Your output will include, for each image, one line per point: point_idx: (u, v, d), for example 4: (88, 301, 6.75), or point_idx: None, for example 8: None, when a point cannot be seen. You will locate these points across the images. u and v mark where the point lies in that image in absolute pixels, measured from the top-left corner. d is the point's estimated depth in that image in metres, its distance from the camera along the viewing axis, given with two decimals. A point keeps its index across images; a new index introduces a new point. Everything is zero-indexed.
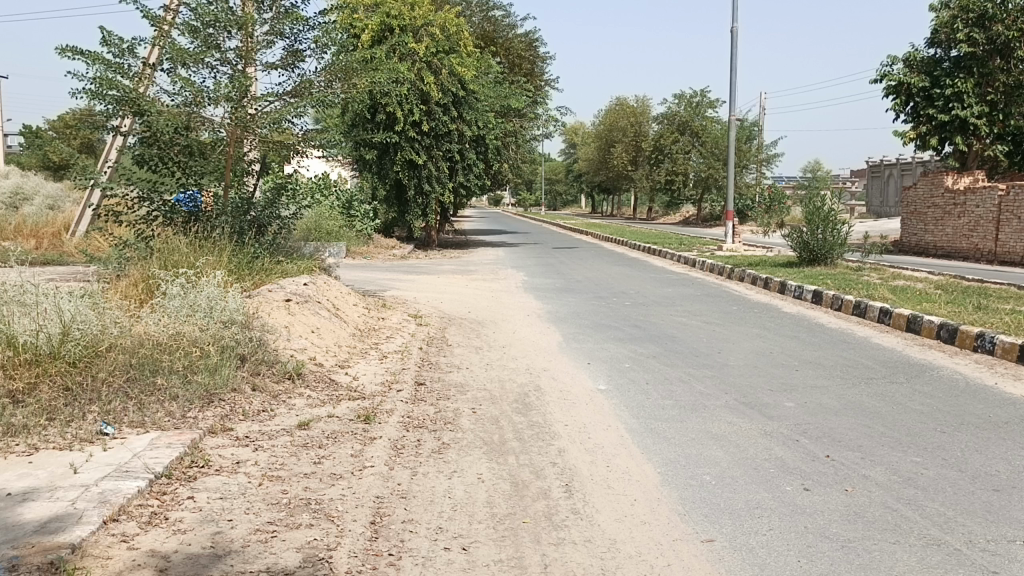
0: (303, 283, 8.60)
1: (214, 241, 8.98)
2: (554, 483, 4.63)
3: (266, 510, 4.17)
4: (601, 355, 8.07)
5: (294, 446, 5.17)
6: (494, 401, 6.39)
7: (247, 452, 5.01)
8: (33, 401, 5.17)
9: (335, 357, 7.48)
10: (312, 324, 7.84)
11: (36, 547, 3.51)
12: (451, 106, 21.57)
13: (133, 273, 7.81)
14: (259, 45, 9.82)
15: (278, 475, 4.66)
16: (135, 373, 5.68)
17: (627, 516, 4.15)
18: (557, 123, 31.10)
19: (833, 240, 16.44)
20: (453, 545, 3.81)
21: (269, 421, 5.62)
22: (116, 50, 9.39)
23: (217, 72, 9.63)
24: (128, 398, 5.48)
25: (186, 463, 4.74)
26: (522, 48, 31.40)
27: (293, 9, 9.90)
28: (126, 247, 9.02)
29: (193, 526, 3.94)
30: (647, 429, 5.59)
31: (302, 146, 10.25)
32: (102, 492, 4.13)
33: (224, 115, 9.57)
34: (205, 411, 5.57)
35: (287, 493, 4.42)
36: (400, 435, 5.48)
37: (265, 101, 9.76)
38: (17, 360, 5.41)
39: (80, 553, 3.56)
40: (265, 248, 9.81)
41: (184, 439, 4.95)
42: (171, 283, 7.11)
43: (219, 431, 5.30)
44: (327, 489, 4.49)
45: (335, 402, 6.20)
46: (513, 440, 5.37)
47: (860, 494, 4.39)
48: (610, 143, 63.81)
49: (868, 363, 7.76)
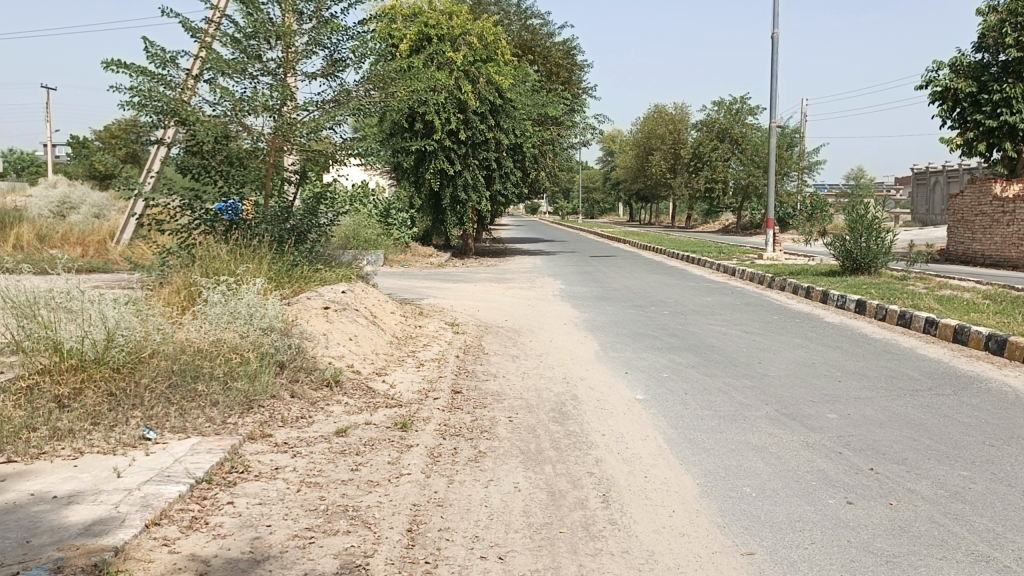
0: (341, 292, 8.67)
1: (254, 249, 9.08)
2: (591, 492, 4.59)
3: (304, 516, 4.20)
4: (639, 364, 8.00)
5: (332, 452, 5.21)
6: (530, 409, 6.36)
7: (285, 458, 5.06)
8: (78, 406, 5.27)
9: (372, 364, 7.52)
10: (350, 332, 7.89)
11: (79, 549, 3.57)
12: (488, 115, 21.64)
13: (175, 280, 7.93)
14: (299, 55, 9.94)
15: (316, 482, 4.69)
16: (177, 379, 5.76)
17: (665, 527, 4.10)
18: (595, 130, 31.05)
19: (878, 249, 16.14)
20: (490, 553, 3.79)
21: (307, 428, 5.66)
22: (159, 61, 9.57)
23: (258, 82, 9.77)
24: (170, 404, 5.56)
25: (226, 468, 4.79)
26: (560, 56, 31.44)
27: (332, 19, 10.00)
28: (168, 255, 9.16)
29: (233, 531, 3.98)
30: (686, 440, 5.53)
31: (341, 154, 10.34)
32: (144, 497, 4.20)
33: (265, 125, 9.70)
34: (245, 417, 5.65)
35: (325, 499, 4.44)
36: (437, 443, 5.49)
37: (304, 110, 9.87)
38: (62, 365, 5.53)
39: (122, 556, 3.61)
40: (304, 256, 9.91)
41: (224, 444, 5.01)
42: (213, 291, 7.19)
43: (258, 437, 5.35)
44: (365, 496, 4.51)
45: (372, 410, 6.23)
46: (550, 449, 5.35)
47: (905, 508, 4.28)
48: (649, 150, 63.42)
49: (914, 374, 7.58)
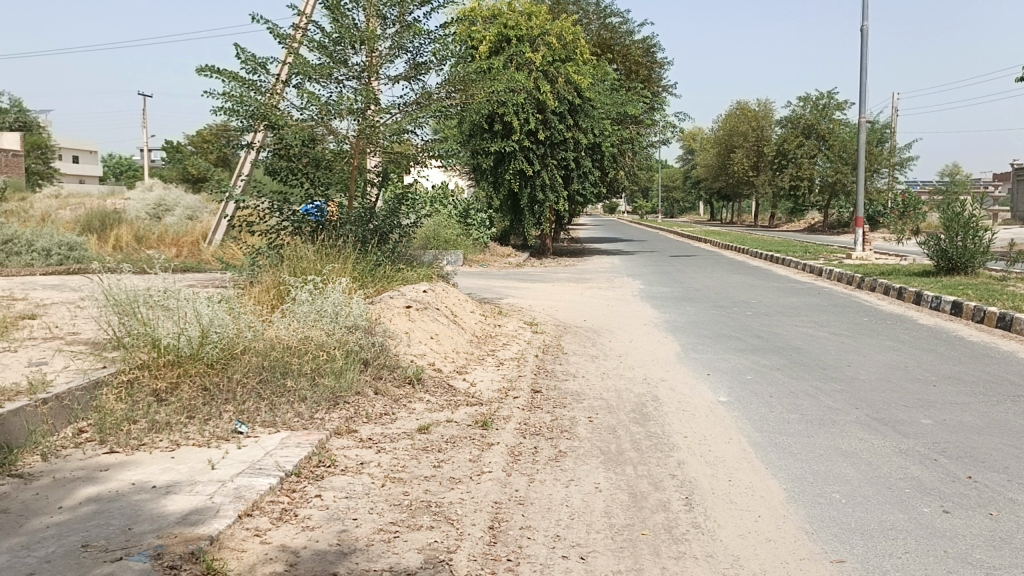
0: (423, 291, 8.81)
1: (339, 250, 9.31)
2: (673, 495, 4.54)
3: (388, 510, 4.28)
4: (721, 366, 7.86)
5: (415, 448, 5.29)
6: (611, 410, 6.33)
7: (370, 454, 5.17)
8: (176, 400, 5.50)
9: (453, 363, 7.61)
10: (431, 330, 8.01)
11: (178, 537, 3.73)
12: (567, 114, 21.62)
13: (265, 279, 8.19)
14: (383, 59, 10.14)
15: (400, 477, 4.78)
16: (267, 375, 5.95)
17: (750, 532, 4.03)
18: (676, 128, 30.65)
19: (975, 248, 15.44)
20: (571, 553, 3.79)
21: (390, 424, 5.77)
22: (250, 67, 9.90)
23: (343, 86, 10.01)
24: (260, 399, 5.74)
25: (314, 462, 4.93)
26: (639, 54, 31.16)
27: (415, 22, 10.16)
28: (258, 255, 9.47)
29: (321, 524, 4.09)
30: (771, 443, 5.41)
31: (422, 156, 10.49)
32: (237, 488, 4.35)
33: (349, 128, 9.92)
34: (331, 413, 5.80)
35: (408, 494, 4.52)
36: (517, 442, 5.52)
37: (386, 113, 10.05)
38: (160, 361, 5.75)
39: (217, 545, 3.75)
40: (386, 256, 10.10)
41: (312, 439, 5.16)
42: (300, 289, 7.40)
43: (344, 432, 5.48)
44: (447, 492, 4.57)
45: (453, 408, 6.31)
46: (631, 451, 5.31)
47: (1007, 519, 4.08)
48: (731, 148, 62.23)
49: (1015, 379, 7.23)
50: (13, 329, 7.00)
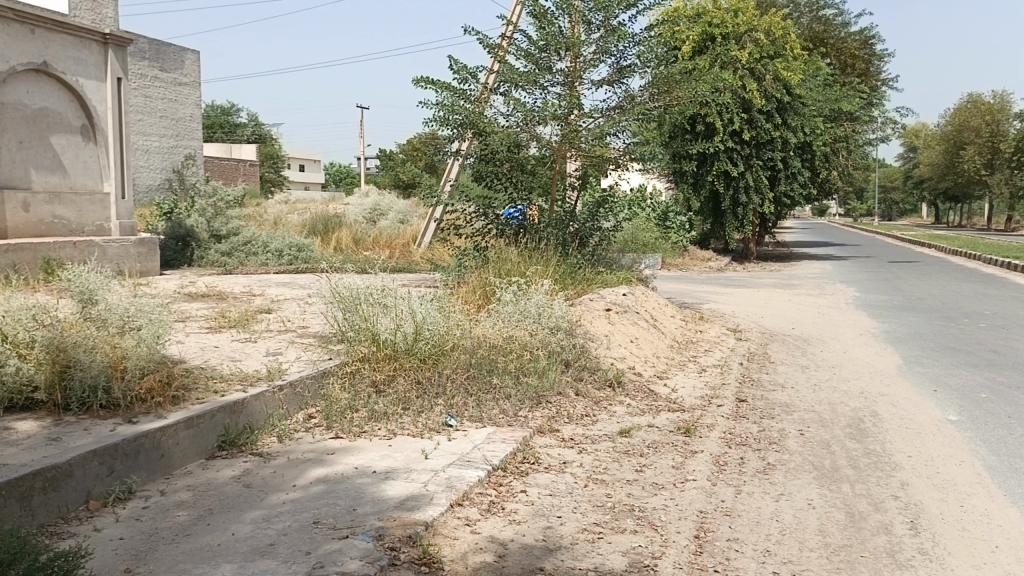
0: (623, 294, 8.80)
1: (541, 252, 9.52)
2: (896, 517, 4.23)
3: (592, 511, 4.31)
4: (949, 382, 7.22)
5: (617, 451, 5.30)
6: (823, 423, 6.00)
7: (573, 454, 5.23)
8: (392, 391, 5.86)
9: (654, 367, 7.53)
10: (632, 334, 7.98)
11: (397, 521, 3.98)
12: (775, 113, 20.75)
13: (472, 280, 8.52)
14: (587, 64, 10.23)
15: (603, 479, 4.80)
16: (474, 372, 6.19)
17: (988, 564, 3.67)
18: (896, 125, 28.53)
19: None
20: (783, 570, 3.64)
21: (592, 426, 5.82)
22: (461, 76, 10.35)
23: (548, 92, 10.22)
24: (468, 395, 5.98)
25: (519, 458, 5.06)
26: (856, 47, 29.31)
27: (620, 26, 10.19)
28: (465, 257, 9.88)
29: (527, 518, 4.20)
30: (1012, 470, 4.90)
31: (624, 159, 10.49)
32: (448, 478, 4.56)
33: (553, 133, 10.10)
34: (535, 412, 5.93)
35: (611, 497, 4.53)
36: (722, 451, 5.37)
37: (589, 118, 10.17)
38: (378, 355, 6.19)
39: (431, 531, 3.95)
40: (587, 259, 10.20)
41: (517, 436, 5.30)
42: (505, 290, 7.64)
43: (547, 431, 5.59)
44: (650, 497, 4.53)
45: (654, 413, 6.25)
46: (847, 468, 5.01)
47: None
48: (957, 145, 56.99)
49: None
50: (253, 321, 7.77)
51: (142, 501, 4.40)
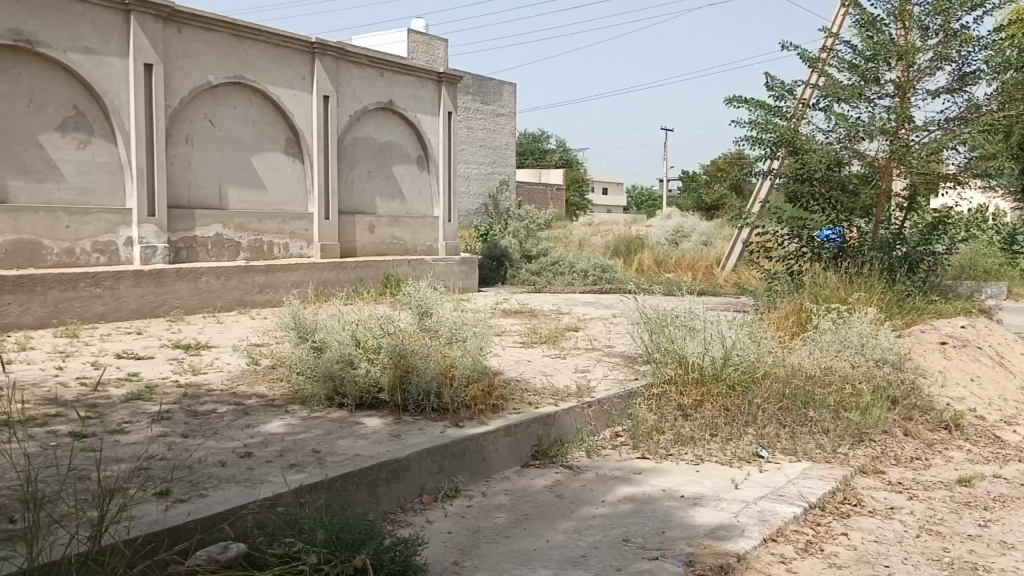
0: (962, 326, 7.90)
1: (864, 277, 8.86)
2: None
3: (926, 565, 3.89)
4: None
5: (956, 502, 4.74)
6: None
7: (901, 499, 4.77)
8: (700, 416, 5.78)
9: (1001, 411, 6.64)
10: (973, 372, 7.12)
11: (708, 549, 3.90)
12: None
13: (785, 306, 8.17)
14: (921, 74, 9.39)
15: (939, 531, 4.32)
16: (788, 404, 5.92)
17: None
18: None
19: None
20: None
21: (924, 471, 5.27)
22: (777, 93, 10.01)
23: (875, 105, 9.53)
24: (781, 426, 5.73)
25: (839, 498, 4.72)
26: None
27: (964, 29, 9.24)
28: (777, 281, 9.51)
29: (849, 563, 3.90)
30: None
31: (963, 177, 9.45)
32: (760, 511, 4.39)
33: (879, 149, 9.45)
34: (856, 450, 5.51)
35: (950, 552, 4.06)
36: None
37: (923, 132, 9.33)
38: (686, 379, 6.08)
39: (744, 563, 3.82)
40: (917, 286, 9.32)
41: (836, 474, 4.97)
42: (824, 318, 7.23)
43: (870, 472, 5.16)
44: (1000, 558, 3.98)
45: (1002, 463, 5.52)
46: None
47: None
48: None
49: None
50: (563, 339, 8.12)
51: (466, 500, 4.78)
